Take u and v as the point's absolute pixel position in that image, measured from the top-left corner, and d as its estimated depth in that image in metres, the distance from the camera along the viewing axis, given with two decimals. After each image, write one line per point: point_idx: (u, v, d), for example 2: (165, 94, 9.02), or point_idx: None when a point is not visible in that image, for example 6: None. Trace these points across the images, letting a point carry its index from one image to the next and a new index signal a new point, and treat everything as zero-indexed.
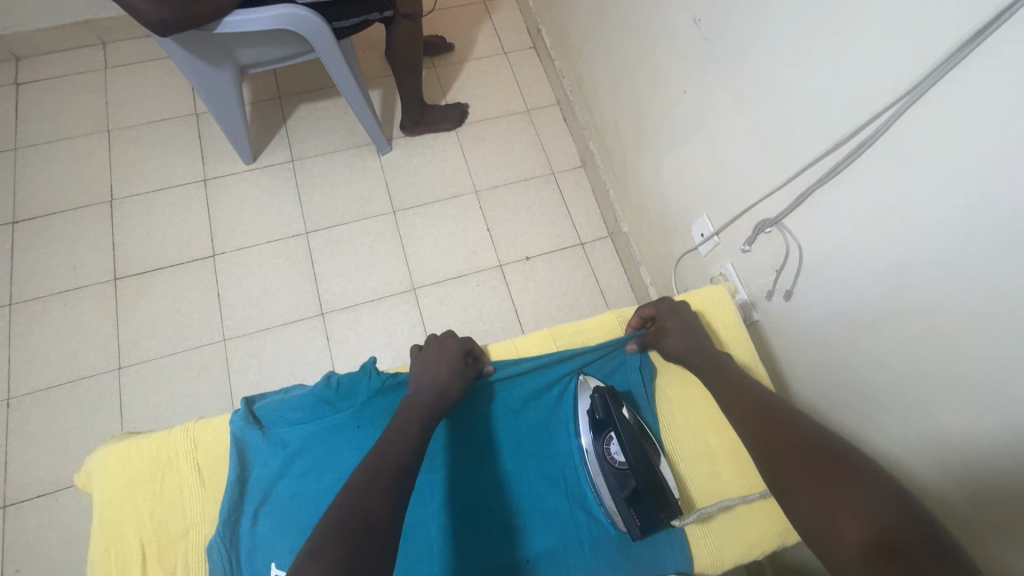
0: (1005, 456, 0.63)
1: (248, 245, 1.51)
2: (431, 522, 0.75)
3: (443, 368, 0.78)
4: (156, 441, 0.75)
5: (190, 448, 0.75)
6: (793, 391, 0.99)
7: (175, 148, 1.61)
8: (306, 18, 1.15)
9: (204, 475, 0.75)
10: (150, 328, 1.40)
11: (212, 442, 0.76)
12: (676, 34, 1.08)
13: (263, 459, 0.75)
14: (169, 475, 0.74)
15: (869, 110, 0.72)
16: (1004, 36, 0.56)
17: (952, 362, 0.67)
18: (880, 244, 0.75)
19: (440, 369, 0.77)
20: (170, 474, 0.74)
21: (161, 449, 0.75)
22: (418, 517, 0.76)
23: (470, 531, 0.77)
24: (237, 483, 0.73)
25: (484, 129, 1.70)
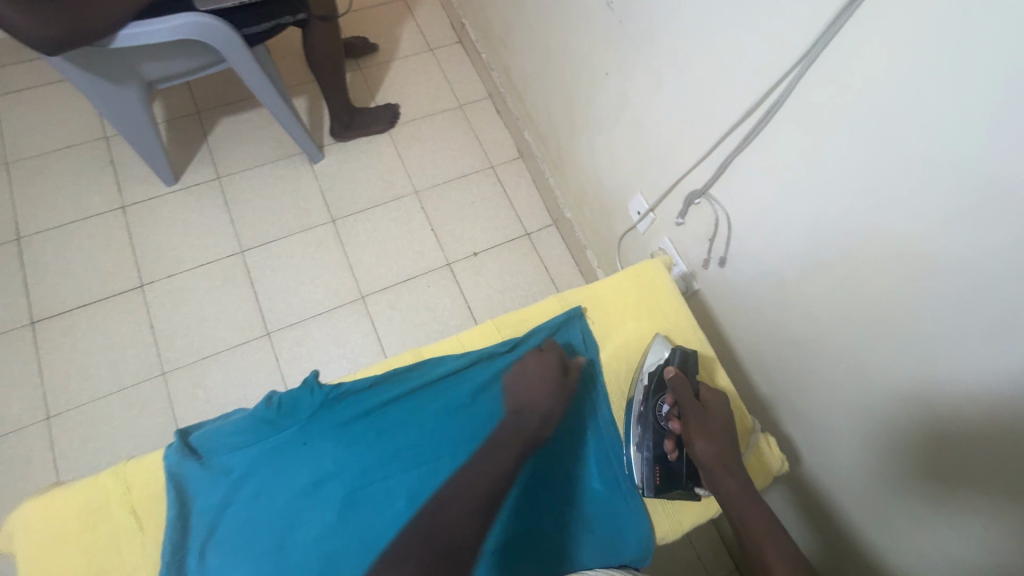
0: (925, 378, 0.70)
1: (180, 271, 1.43)
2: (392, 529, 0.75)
3: None
4: (84, 488, 0.70)
5: (121, 491, 0.71)
6: (738, 353, 1.03)
7: (86, 175, 1.50)
8: (213, 27, 1.10)
9: (141, 517, 0.70)
10: (80, 370, 1.31)
11: (146, 481, 0.72)
12: (591, 19, 1.10)
13: (206, 491, 0.72)
14: (101, 522, 0.70)
15: (772, 76, 0.76)
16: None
17: (877, 303, 0.73)
18: (797, 203, 0.80)
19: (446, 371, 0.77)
20: (102, 521, 0.70)
21: (90, 496, 0.70)
22: (378, 527, 0.74)
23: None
24: (179, 520, 0.70)
25: (418, 128, 1.68)
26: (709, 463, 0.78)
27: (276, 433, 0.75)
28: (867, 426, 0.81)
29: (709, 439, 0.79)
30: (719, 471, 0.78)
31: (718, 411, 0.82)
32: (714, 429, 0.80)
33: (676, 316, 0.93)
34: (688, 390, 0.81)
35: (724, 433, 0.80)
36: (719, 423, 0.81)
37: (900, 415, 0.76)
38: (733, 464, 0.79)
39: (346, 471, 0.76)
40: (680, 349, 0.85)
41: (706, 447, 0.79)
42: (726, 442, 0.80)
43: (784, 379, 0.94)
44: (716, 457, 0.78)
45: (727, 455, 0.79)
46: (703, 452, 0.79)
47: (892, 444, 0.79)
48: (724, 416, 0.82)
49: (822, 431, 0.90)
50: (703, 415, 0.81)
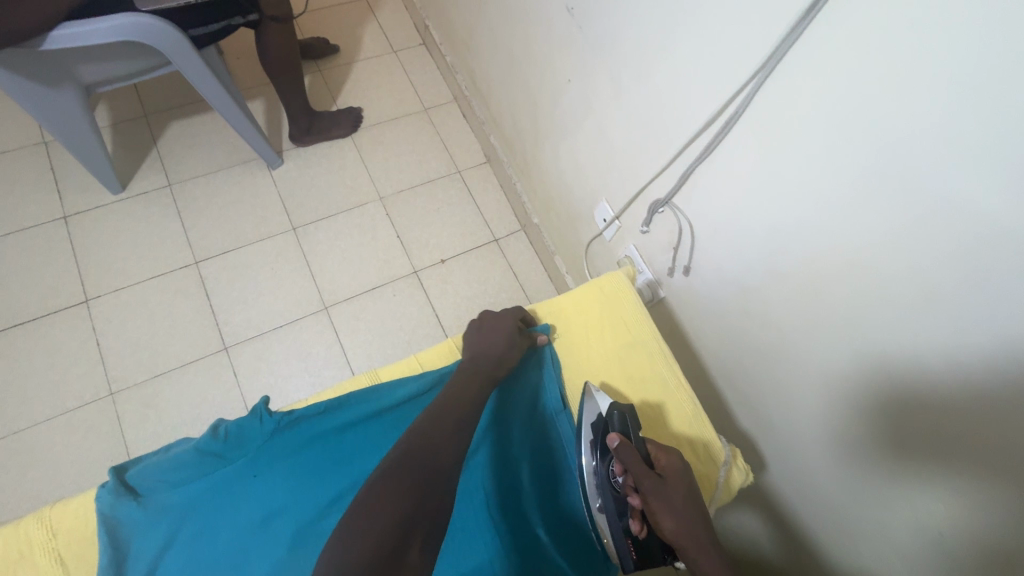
0: (879, 385, 0.72)
1: (128, 284, 1.35)
2: None
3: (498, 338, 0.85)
4: (4, 536, 0.66)
5: (46, 537, 0.67)
6: (702, 360, 1.04)
7: (23, 184, 1.40)
8: (154, 26, 1.03)
9: (69, 564, 0.66)
10: (18, 393, 1.22)
11: (73, 526, 0.68)
12: (553, 25, 1.09)
13: (143, 532, 0.67)
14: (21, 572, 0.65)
15: (731, 88, 0.76)
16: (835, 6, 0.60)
17: (829, 314, 0.75)
18: (756, 214, 0.81)
19: (498, 339, 0.84)
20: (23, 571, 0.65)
21: (11, 545, 0.66)
22: None
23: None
24: (112, 566, 0.65)
25: (382, 132, 1.64)
26: (682, 541, 0.71)
27: (223, 466, 0.71)
28: (830, 437, 0.82)
29: (673, 514, 0.72)
30: (690, 550, 0.70)
31: (678, 476, 0.75)
32: (676, 500, 0.73)
33: (640, 329, 0.93)
34: (638, 464, 0.71)
35: (688, 502, 0.74)
36: (680, 492, 0.74)
37: (859, 425, 0.77)
38: (704, 538, 0.71)
39: (298, 505, 0.72)
40: (618, 410, 0.78)
41: (673, 524, 0.71)
42: (693, 513, 0.73)
43: (748, 386, 0.95)
44: (685, 533, 0.71)
45: (696, 529, 0.72)
46: (670, 529, 0.72)
47: (851, 455, 0.80)
48: (684, 481, 0.75)
49: (786, 438, 0.91)
50: (663, 487, 0.73)
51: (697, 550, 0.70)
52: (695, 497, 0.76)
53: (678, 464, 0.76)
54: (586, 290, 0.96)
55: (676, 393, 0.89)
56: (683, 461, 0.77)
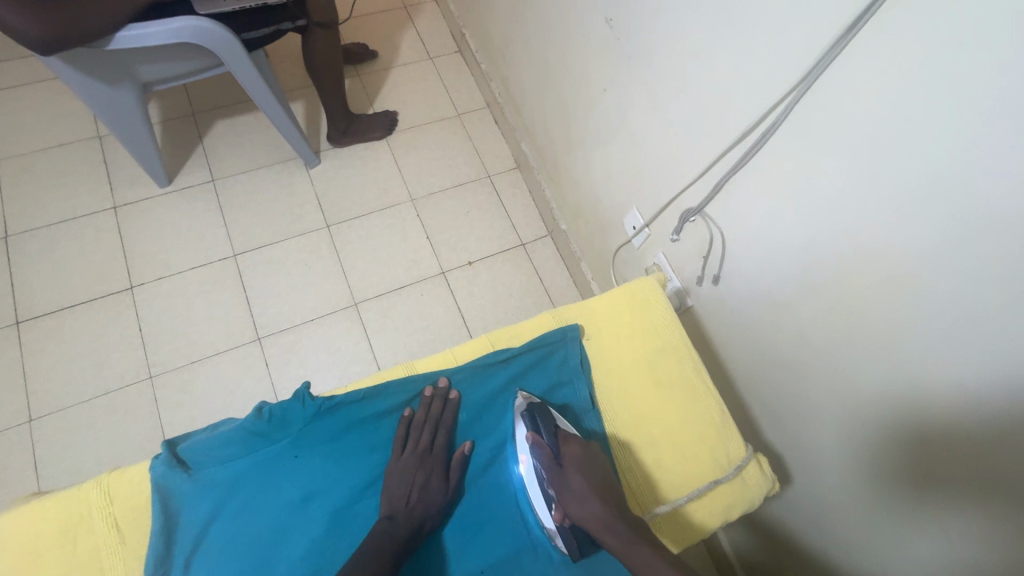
0: (914, 405, 0.71)
1: (170, 274, 1.41)
2: None
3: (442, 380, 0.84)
4: (66, 499, 0.70)
5: (104, 503, 0.70)
6: (728, 371, 1.04)
7: (78, 175, 1.48)
8: (210, 30, 1.09)
9: (122, 530, 0.70)
10: (65, 372, 1.29)
11: (129, 494, 0.71)
12: (591, 35, 1.11)
13: (191, 504, 0.71)
14: (82, 535, 0.69)
15: (770, 100, 0.77)
16: (883, 21, 0.61)
17: (864, 329, 0.74)
18: (790, 225, 0.81)
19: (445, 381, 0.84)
20: (84, 534, 0.69)
21: (73, 508, 0.70)
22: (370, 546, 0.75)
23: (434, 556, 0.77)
24: (163, 534, 0.68)
25: (416, 136, 1.68)
26: (591, 526, 0.74)
27: (268, 445, 0.74)
28: (858, 452, 0.81)
29: (577, 501, 0.75)
30: (604, 535, 0.73)
31: (578, 464, 0.78)
32: (582, 489, 0.76)
33: (669, 334, 0.94)
34: (544, 457, 0.78)
35: (594, 488, 0.76)
36: (584, 479, 0.76)
37: (891, 441, 0.76)
38: (610, 522, 0.73)
39: (336, 485, 0.76)
40: (529, 410, 0.83)
41: (580, 513, 0.74)
42: (600, 499, 0.75)
43: (774, 399, 0.94)
44: (593, 519, 0.74)
45: (602, 513, 0.74)
46: (578, 515, 0.75)
47: (879, 470, 0.79)
48: (588, 467, 0.78)
49: (812, 453, 0.90)
50: (565, 478, 0.77)
51: (607, 534, 0.73)
52: (604, 482, 0.77)
53: (587, 454, 0.79)
54: (618, 294, 0.97)
55: (704, 399, 0.91)
56: (589, 450, 0.80)
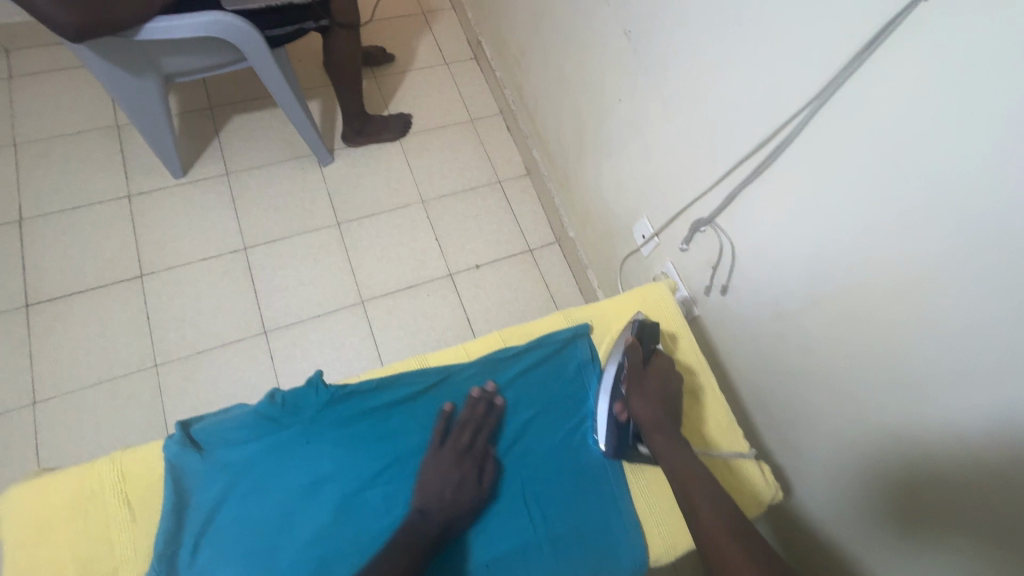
0: (918, 419, 0.72)
1: (180, 263, 1.42)
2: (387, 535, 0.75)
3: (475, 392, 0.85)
4: (79, 475, 0.71)
5: (117, 480, 0.71)
6: (732, 381, 1.05)
7: (94, 163, 1.50)
8: (236, 25, 1.11)
9: (133, 508, 0.71)
10: (70, 356, 1.29)
11: (142, 472, 0.72)
12: (608, 46, 1.13)
13: (204, 485, 0.72)
14: (93, 510, 0.70)
15: (785, 114, 0.78)
16: (900, 40, 0.63)
17: (869, 342, 0.75)
18: (800, 237, 0.82)
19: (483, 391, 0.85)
20: (95, 510, 0.70)
21: (86, 484, 0.71)
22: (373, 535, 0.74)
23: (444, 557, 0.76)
24: (174, 511, 0.70)
25: (429, 138, 1.70)
26: (645, 422, 0.82)
27: (279, 430, 0.76)
28: (861, 465, 0.82)
29: (643, 399, 0.83)
30: (652, 431, 0.81)
31: (663, 376, 0.86)
32: (653, 393, 0.84)
33: (678, 340, 0.95)
34: (637, 353, 0.86)
35: (664, 398, 0.84)
36: (659, 388, 0.85)
37: (896, 455, 0.76)
38: (667, 428, 0.82)
39: (345, 473, 0.76)
40: (640, 321, 0.91)
41: (642, 407, 0.83)
42: (664, 406, 0.83)
43: (778, 409, 0.95)
44: (649, 416, 0.82)
45: (661, 418, 0.82)
46: (639, 413, 0.83)
47: (883, 482, 0.79)
48: (667, 382, 0.86)
49: (816, 466, 0.90)
50: (643, 377, 0.85)
51: (656, 433, 0.81)
52: (672, 396, 0.85)
53: (667, 370, 0.87)
54: (628, 298, 0.98)
55: (710, 405, 0.91)
56: (673, 369, 0.88)
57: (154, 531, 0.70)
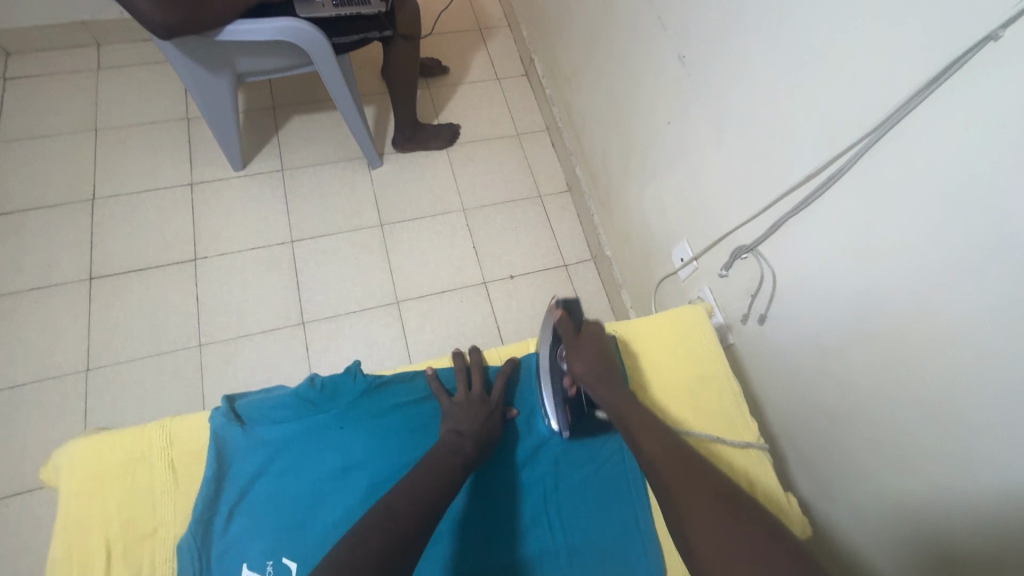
0: (964, 475, 0.68)
1: (232, 251, 1.50)
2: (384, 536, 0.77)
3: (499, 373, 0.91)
4: (130, 436, 0.75)
5: (165, 444, 0.76)
6: (764, 413, 1.02)
7: (163, 151, 1.60)
8: (307, 32, 1.18)
9: (177, 472, 0.75)
10: (124, 330, 1.37)
11: (188, 439, 0.76)
12: (662, 70, 1.15)
13: (241, 456, 0.76)
14: (140, 471, 0.74)
15: (839, 145, 0.78)
16: (966, 78, 0.61)
17: (915, 385, 0.72)
18: (848, 269, 0.80)
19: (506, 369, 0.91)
20: (141, 471, 0.74)
21: (135, 445, 0.75)
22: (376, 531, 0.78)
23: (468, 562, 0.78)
24: (214, 480, 0.74)
25: (475, 150, 1.74)
26: (587, 379, 0.84)
27: (316, 413, 0.80)
28: (896, 512, 0.78)
29: (583, 361, 0.86)
30: (595, 385, 0.83)
31: (596, 339, 0.89)
32: (590, 353, 0.87)
33: (712, 364, 0.94)
34: (567, 327, 0.90)
35: (601, 355, 0.87)
36: (594, 349, 0.87)
37: (937, 508, 0.72)
38: (609, 381, 0.84)
39: (375, 461, 0.78)
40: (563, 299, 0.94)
41: (581, 367, 0.85)
42: (603, 363, 0.86)
43: (811, 447, 0.92)
44: (590, 373, 0.85)
45: (601, 372, 0.85)
46: (582, 372, 0.85)
47: (918, 534, 0.75)
48: (601, 344, 0.89)
49: (846, 509, 0.87)
50: (579, 342, 0.88)
51: (599, 385, 0.83)
52: (611, 355, 0.88)
53: (602, 335, 0.90)
54: (662, 315, 0.99)
55: (742, 431, 0.90)
56: (606, 333, 0.91)
57: (194, 498, 0.74)
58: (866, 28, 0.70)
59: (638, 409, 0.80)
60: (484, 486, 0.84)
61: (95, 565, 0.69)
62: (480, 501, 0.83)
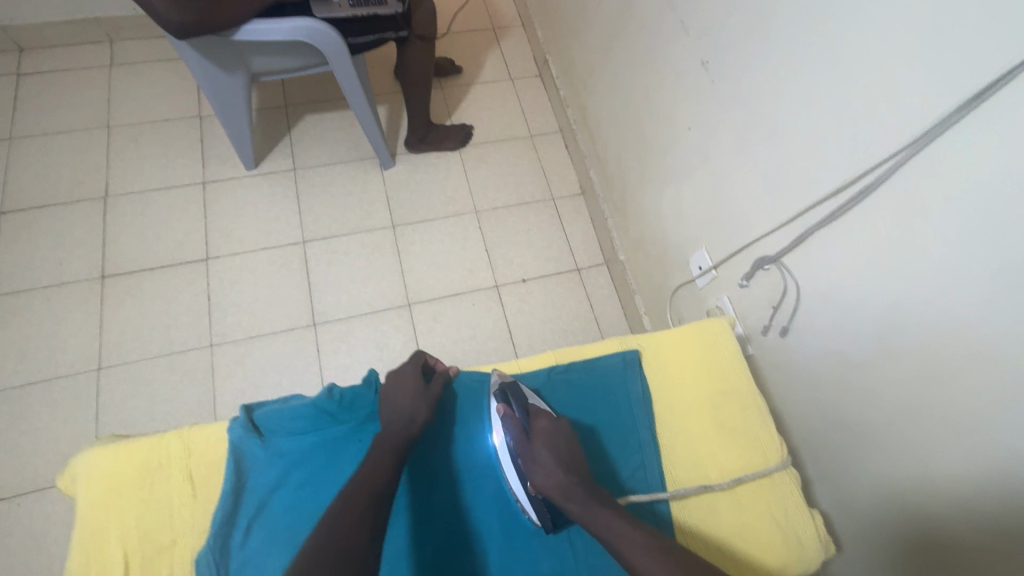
0: (994, 499, 0.65)
1: (243, 251, 1.49)
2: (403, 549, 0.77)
3: (409, 371, 0.86)
4: (149, 446, 0.75)
5: (183, 454, 0.75)
6: (785, 427, 1.00)
7: (176, 149, 1.59)
8: (323, 32, 1.16)
9: (195, 483, 0.74)
10: (135, 329, 1.37)
11: (206, 449, 0.76)
12: (684, 74, 1.13)
13: (260, 469, 0.76)
14: (158, 482, 0.74)
15: (871, 159, 0.76)
16: (1010, 94, 0.59)
17: (943, 404, 0.70)
18: (877, 283, 0.78)
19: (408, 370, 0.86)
20: (160, 481, 0.74)
21: (153, 455, 0.74)
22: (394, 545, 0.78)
23: (429, 555, 0.78)
24: (232, 492, 0.73)
25: (488, 151, 1.73)
26: (555, 495, 0.75)
27: (334, 425, 0.81)
28: (920, 533, 0.75)
29: (543, 471, 0.76)
30: (566, 501, 0.74)
31: (549, 436, 0.79)
32: (546, 459, 0.77)
33: (736, 378, 0.93)
34: (516, 430, 0.80)
35: (560, 459, 0.77)
36: (549, 450, 0.78)
37: (963, 531, 0.69)
38: (576, 491, 0.74)
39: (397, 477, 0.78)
40: (501, 393, 0.85)
41: (544, 481, 0.76)
42: (563, 467, 0.76)
43: (835, 464, 0.90)
44: (554, 486, 0.75)
45: (566, 481, 0.75)
46: (544, 486, 0.76)
47: (940, 555, 0.73)
48: (555, 439, 0.79)
49: (868, 526, 0.85)
50: (532, 447, 0.79)
51: (570, 499, 0.74)
52: (569, 452, 0.79)
53: (557, 431, 0.81)
54: (683, 329, 0.98)
55: (765, 447, 0.88)
56: (557, 425, 0.81)
57: (212, 510, 0.73)
58: (909, 33, 0.67)
59: (625, 522, 0.70)
60: (505, 499, 0.84)
61: None
62: (447, 497, 0.82)
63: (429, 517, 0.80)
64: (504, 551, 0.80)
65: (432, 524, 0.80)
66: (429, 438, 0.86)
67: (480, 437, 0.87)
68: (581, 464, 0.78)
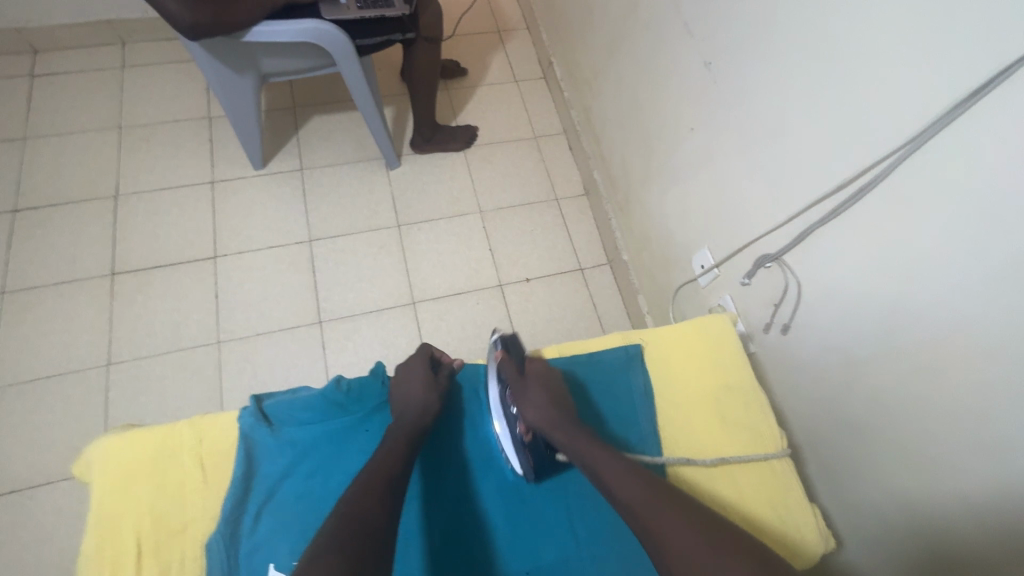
0: (996, 492, 0.66)
1: (251, 249, 1.51)
2: (414, 538, 0.78)
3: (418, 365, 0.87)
4: (162, 434, 0.76)
5: (195, 442, 0.77)
6: (787, 424, 1.00)
7: (186, 150, 1.62)
8: (332, 33, 1.18)
9: (207, 471, 0.76)
10: (145, 325, 1.39)
11: (217, 438, 0.77)
12: (688, 75, 1.14)
13: (271, 458, 0.78)
14: (170, 469, 0.75)
15: (872, 156, 0.77)
16: (1009, 91, 0.60)
17: (945, 399, 0.71)
18: (879, 278, 0.79)
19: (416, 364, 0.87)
20: (172, 469, 0.75)
21: (165, 443, 0.76)
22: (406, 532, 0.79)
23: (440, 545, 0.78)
24: (243, 479, 0.75)
25: (492, 152, 1.75)
26: (543, 426, 0.82)
27: (343, 415, 0.82)
28: (923, 528, 0.76)
29: (535, 406, 0.83)
30: (553, 432, 0.81)
31: (541, 379, 0.87)
32: (538, 397, 0.84)
33: (739, 373, 0.94)
34: (511, 369, 0.88)
35: (551, 397, 0.85)
36: (542, 390, 0.85)
37: (966, 526, 0.70)
38: (565, 424, 0.82)
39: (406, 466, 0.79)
40: (501, 339, 0.92)
41: (535, 415, 0.83)
42: (554, 405, 0.84)
43: (837, 462, 0.90)
44: (545, 418, 0.82)
45: (555, 415, 0.82)
46: (536, 420, 0.83)
47: (943, 550, 0.73)
48: (547, 381, 0.87)
49: (869, 521, 0.85)
50: (525, 386, 0.86)
51: (557, 431, 0.81)
52: (560, 394, 0.86)
53: (549, 376, 0.88)
54: (687, 325, 0.99)
55: (770, 441, 0.89)
56: (551, 370, 0.89)
57: (223, 496, 0.75)
58: (908, 34, 0.69)
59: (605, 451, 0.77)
60: (512, 490, 0.85)
61: (125, 563, 0.70)
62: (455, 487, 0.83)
63: (437, 507, 0.81)
64: (511, 542, 0.81)
65: (442, 513, 0.81)
66: (437, 428, 0.87)
67: (486, 429, 0.89)
68: (569, 403, 0.85)
